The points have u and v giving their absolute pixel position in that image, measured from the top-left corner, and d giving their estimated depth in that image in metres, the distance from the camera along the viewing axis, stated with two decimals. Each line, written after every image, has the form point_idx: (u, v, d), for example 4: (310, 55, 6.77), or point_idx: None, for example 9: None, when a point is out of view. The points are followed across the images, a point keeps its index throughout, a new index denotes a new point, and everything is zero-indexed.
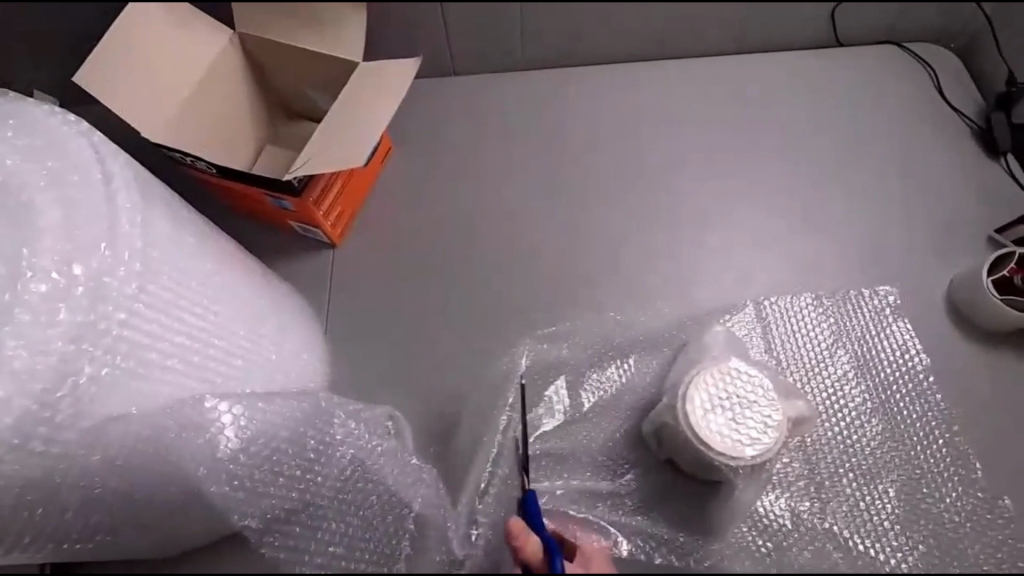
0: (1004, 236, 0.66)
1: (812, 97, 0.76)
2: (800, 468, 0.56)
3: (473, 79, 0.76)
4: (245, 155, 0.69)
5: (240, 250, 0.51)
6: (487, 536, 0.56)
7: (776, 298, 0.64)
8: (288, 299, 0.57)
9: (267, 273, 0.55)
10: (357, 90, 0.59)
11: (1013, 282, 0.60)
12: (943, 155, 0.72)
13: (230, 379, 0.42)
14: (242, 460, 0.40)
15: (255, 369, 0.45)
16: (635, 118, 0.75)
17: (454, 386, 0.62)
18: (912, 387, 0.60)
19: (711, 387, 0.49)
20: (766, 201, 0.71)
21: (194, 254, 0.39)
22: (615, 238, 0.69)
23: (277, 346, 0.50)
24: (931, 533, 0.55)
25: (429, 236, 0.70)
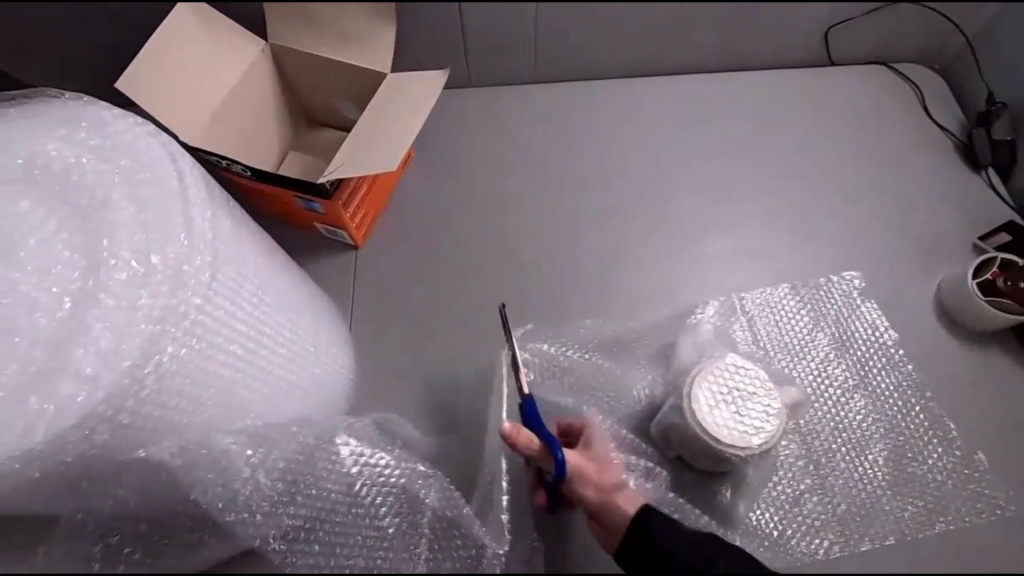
0: (986, 244, 0.71)
1: (806, 114, 0.81)
2: (798, 449, 0.60)
3: (488, 91, 0.81)
4: (271, 161, 0.73)
5: (279, 250, 0.53)
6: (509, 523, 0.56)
7: (754, 291, 0.69)
8: (320, 297, 0.59)
9: (301, 273, 0.58)
10: (384, 102, 0.63)
11: (996, 285, 0.64)
12: (929, 168, 0.78)
13: (275, 368, 0.45)
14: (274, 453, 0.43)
15: (295, 361, 0.48)
16: (642, 129, 0.80)
17: (474, 383, 0.66)
18: (886, 360, 0.65)
19: (712, 385, 0.53)
20: (765, 211, 0.75)
21: (249, 249, 0.42)
22: (624, 243, 0.73)
23: (314, 340, 0.53)
24: (920, 495, 0.59)
25: (447, 239, 0.73)
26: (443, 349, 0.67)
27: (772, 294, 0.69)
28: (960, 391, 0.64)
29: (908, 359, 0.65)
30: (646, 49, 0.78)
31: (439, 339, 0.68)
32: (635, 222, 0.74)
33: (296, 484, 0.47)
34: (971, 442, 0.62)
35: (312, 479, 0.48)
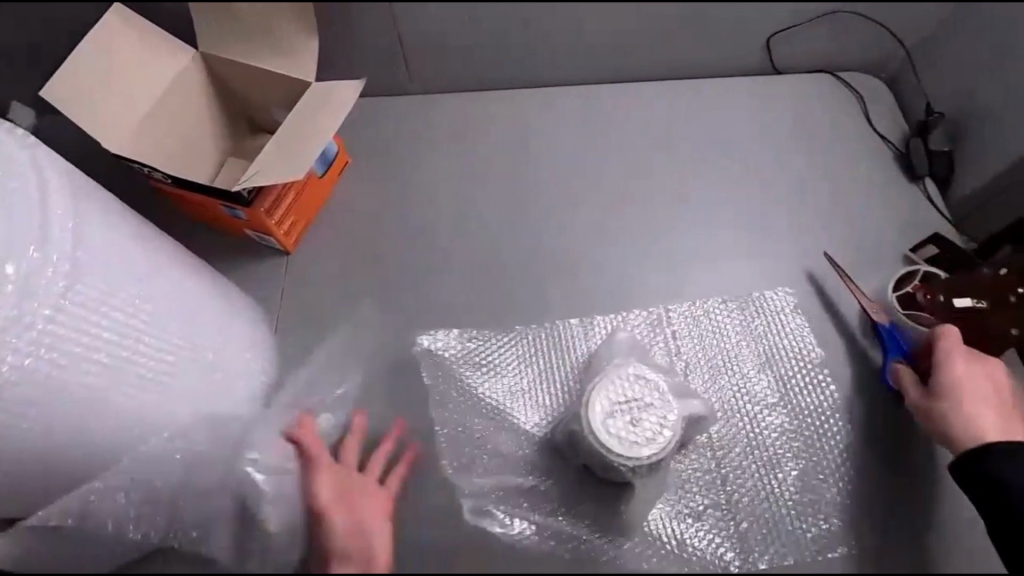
0: (918, 255, 0.70)
1: (746, 120, 0.80)
2: (708, 464, 0.60)
3: (431, 97, 0.81)
4: (208, 168, 0.73)
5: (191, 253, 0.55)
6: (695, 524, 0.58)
7: (683, 304, 0.68)
8: (238, 300, 0.61)
9: (212, 273, 0.58)
10: (304, 111, 0.63)
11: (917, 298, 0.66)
12: (868, 176, 0.77)
13: (156, 370, 0.46)
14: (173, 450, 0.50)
15: (184, 365, 0.49)
16: (582, 136, 0.80)
17: (392, 389, 0.66)
18: (809, 379, 0.64)
19: (609, 393, 0.53)
20: (700, 217, 0.74)
21: (135, 253, 0.44)
22: (557, 251, 0.73)
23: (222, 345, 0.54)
24: (826, 515, 0.58)
25: (377, 249, 0.74)
26: (366, 355, 0.67)
27: (698, 307, 0.68)
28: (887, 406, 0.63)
29: (830, 375, 0.64)
30: (588, 54, 0.78)
31: (362, 345, 0.68)
32: (568, 229, 0.74)
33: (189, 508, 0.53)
34: (893, 459, 0.60)
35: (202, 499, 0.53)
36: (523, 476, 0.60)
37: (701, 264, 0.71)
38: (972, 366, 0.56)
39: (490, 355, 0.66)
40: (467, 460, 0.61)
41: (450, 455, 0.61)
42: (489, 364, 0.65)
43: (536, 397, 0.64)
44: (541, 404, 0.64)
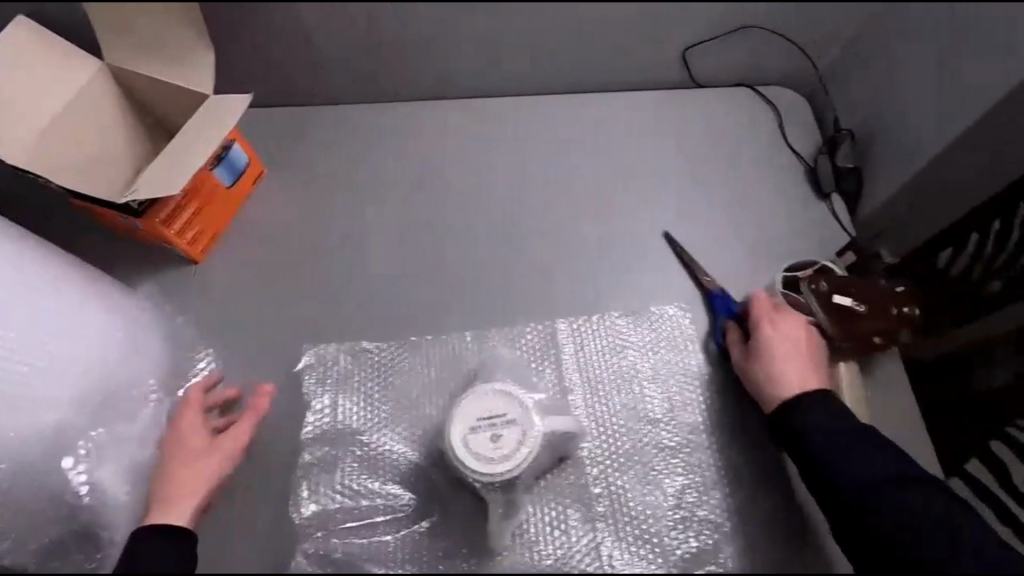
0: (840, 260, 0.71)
1: (666, 130, 0.79)
2: (585, 479, 0.60)
3: (350, 105, 0.79)
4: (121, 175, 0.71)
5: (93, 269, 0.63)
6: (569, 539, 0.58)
7: (580, 317, 0.68)
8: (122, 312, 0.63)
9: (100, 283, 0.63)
10: (196, 123, 0.64)
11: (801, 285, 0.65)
12: (781, 191, 0.76)
13: None
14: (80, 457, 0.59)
15: None
16: (500, 143, 0.78)
17: (282, 401, 0.65)
18: (695, 396, 0.65)
19: (471, 410, 0.53)
20: (609, 228, 0.74)
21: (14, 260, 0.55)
22: (466, 265, 0.72)
23: None
24: (696, 532, 0.59)
25: (282, 257, 0.73)
26: (261, 363, 0.67)
27: (594, 321, 0.68)
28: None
29: (719, 393, 0.65)
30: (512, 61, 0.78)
31: (259, 355, 0.68)
32: (481, 242, 0.73)
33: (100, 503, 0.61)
34: (776, 479, 0.61)
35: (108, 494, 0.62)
36: (376, 512, 0.60)
37: (608, 277, 0.71)
38: (781, 323, 0.61)
39: (384, 366, 0.65)
40: (317, 493, 0.61)
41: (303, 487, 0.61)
42: (378, 374, 0.65)
43: (420, 408, 0.64)
44: (424, 415, 0.63)
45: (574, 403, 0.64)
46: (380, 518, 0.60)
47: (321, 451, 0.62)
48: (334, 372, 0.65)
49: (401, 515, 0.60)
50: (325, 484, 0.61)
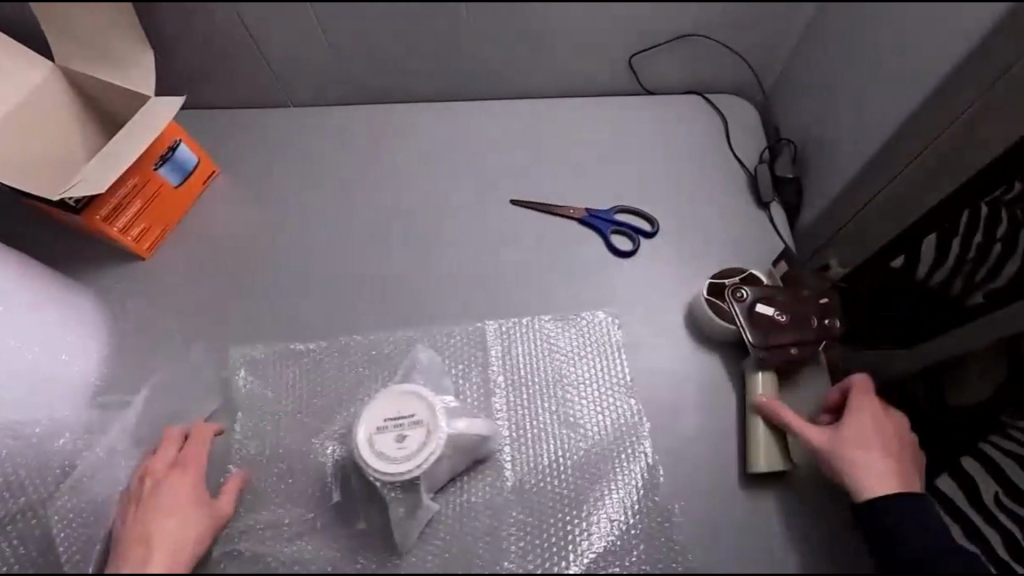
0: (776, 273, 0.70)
1: (612, 138, 0.81)
2: (504, 481, 0.61)
3: (308, 110, 0.82)
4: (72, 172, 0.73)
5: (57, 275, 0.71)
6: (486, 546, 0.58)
7: (513, 321, 0.69)
8: (83, 315, 0.70)
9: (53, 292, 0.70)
10: (135, 124, 0.66)
11: (723, 290, 0.66)
12: (723, 200, 0.77)
13: None
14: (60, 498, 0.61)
15: None
16: (449, 149, 0.79)
17: (216, 396, 0.66)
18: (620, 402, 0.65)
19: (379, 411, 0.54)
20: (549, 233, 0.74)
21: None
22: (398, 270, 0.72)
23: None
24: (608, 538, 0.59)
25: (223, 257, 0.74)
26: (198, 359, 0.68)
27: (527, 325, 0.69)
28: (697, 435, 0.63)
29: (643, 401, 0.65)
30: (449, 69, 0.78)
31: (193, 352, 0.68)
32: (416, 247, 0.73)
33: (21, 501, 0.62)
34: (694, 487, 0.61)
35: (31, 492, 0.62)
36: (287, 512, 0.61)
37: (541, 286, 0.71)
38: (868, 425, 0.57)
39: (318, 364, 0.67)
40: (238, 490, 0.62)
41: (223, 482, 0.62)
42: (306, 374, 0.67)
43: (346, 407, 0.65)
44: (348, 415, 0.65)
45: (497, 407, 0.65)
46: (291, 518, 0.60)
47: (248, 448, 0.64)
48: (269, 369, 0.67)
49: (312, 516, 0.60)
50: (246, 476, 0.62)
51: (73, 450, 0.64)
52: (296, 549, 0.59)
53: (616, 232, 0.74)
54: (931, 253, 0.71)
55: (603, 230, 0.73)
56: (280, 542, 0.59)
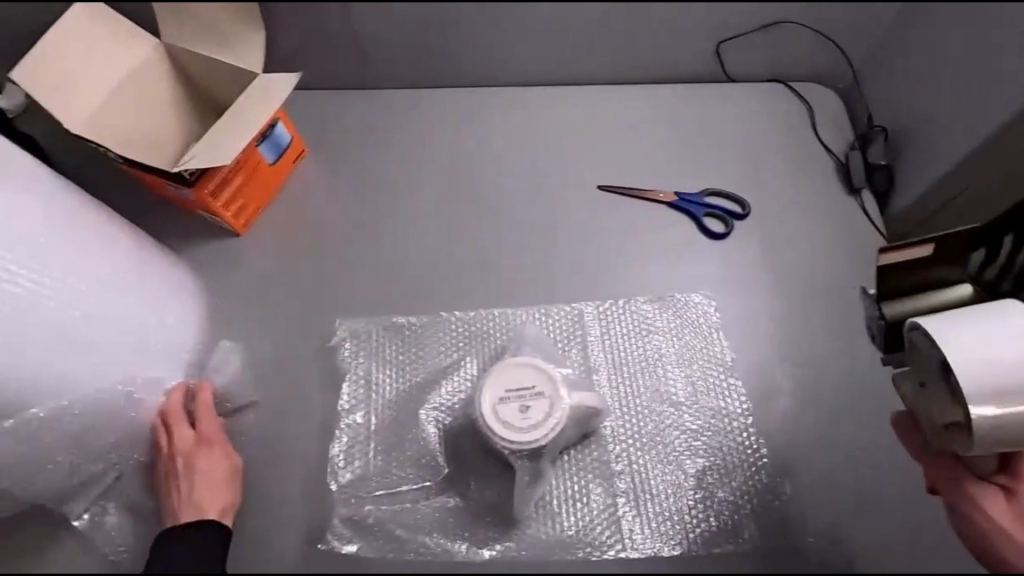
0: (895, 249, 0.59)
1: (698, 123, 0.81)
2: (612, 455, 0.62)
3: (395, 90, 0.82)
4: (174, 150, 0.75)
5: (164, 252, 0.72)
6: (603, 519, 0.59)
7: (609, 302, 0.70)
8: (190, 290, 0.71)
9: (159, 259, 0.62)
10: (245, 99, 0.67)
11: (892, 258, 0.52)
12: (814, 185, 0.77)
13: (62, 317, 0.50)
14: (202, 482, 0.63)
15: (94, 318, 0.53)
16: (538, 131, 0.80)
17: (320, 369, 0.66)
18: (719, 381, 0.66)
19: (500, 381, 0.55)
20: (642, 216, 0.75)
21: None
22: (495, 249, 0.73)
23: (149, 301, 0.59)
24: (715, 512, 0.60)
25: (319, 233, 0.75)
26: (300, 332, 0.68)
27: (623, 305, 0.70)
28: (800, 414, 0.64)
29: (745, 380, 0.66)
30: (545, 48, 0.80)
31: (294, 325, 0.69)
32: (512, 229, 0.74)
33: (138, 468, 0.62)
34: (800, 464, 0.62)
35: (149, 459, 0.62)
36: (404, 481, 0.60)
37: (635, 268, 0.72)
38: None
39: (417, 338, 0.67)
40: (355, 459, 0.61)
41: (338, 456, 0.61)
42: (406, 348, 0.67)
43: (449, 381, 0.65)
44: (452, 389, 0.65)
45: (598, 382, 0.66)
46: (408, 487, 0.60)
47: (357, 418, 0.63)
48: (369, 342, 0.67)
49: (429, 484, 0.60)
50: (352, 447, 0.61)
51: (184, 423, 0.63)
52: (417, 519, 0.59)
53: (709, 214, 0.75)
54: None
55: (695, 213, 0.74)
56: (399, 510, 0.59)
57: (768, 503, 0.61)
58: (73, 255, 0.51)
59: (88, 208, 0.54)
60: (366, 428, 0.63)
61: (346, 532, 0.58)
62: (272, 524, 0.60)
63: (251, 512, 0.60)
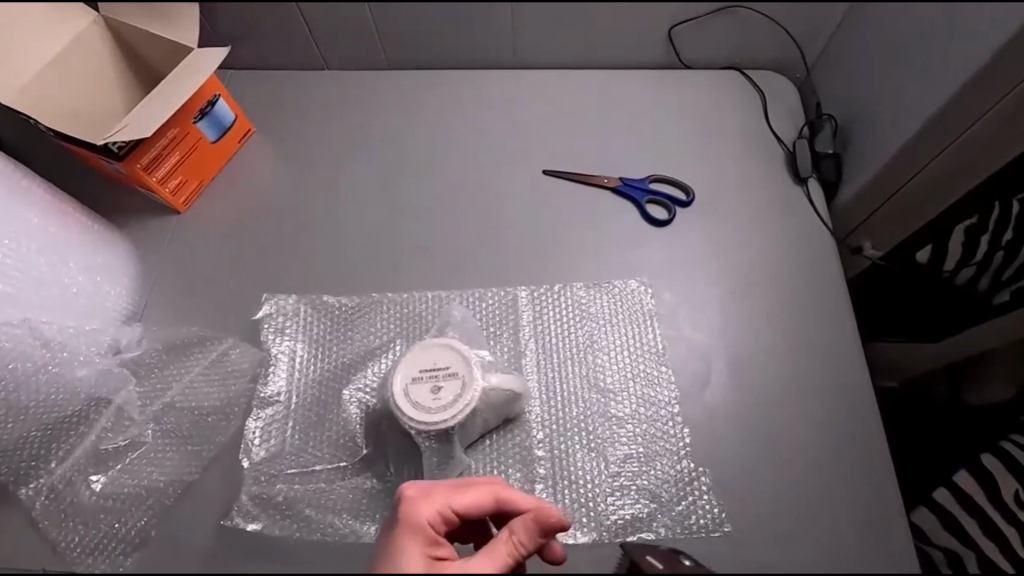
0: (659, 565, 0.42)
1: (649, 110, 0.80)
2: (534, 441, 0.61)
3: (345, 74, 0.83)
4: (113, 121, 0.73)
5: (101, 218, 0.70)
6: None
7: (547, 287, 0.69)
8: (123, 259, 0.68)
9: (84, 223, 0.63)
10: (179, 73, 0.66)
11: None
12: (762, 174, 0.76)
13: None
14: (114, 469, 0.59)
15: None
16: (485, 114, 0.80)
17: (246, 344, 0.64)
18: (651, 369, 0.65)
19: (415, 361, 0.55)
20: (587, 201, 0.74)
21: None
22: (434, 230, 0.72)
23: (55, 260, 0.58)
24: (634, 501, 0.59)
25: (258, 210, 0.73)
26: (227, 307, 0.67)
27: (560, 290, 0.69)
28: (730, 404, 0.63)
29: (677, 369, 0.65)
30: (493, 25, 0.78)
31: (225, 301, 0.67)
32: (455, 208, 0.73)
33: (55, 426, 0.59)
34: (726, 454, 0.61)
35: (74, 421, 0.60)
36: (319, 460, 0.59)
37: (575, 252, 0.71)
38: None
39: (346, 318, 0.66)
40: (271, 436, 0.60)
41: (254, 432, 0.60)
42: (335, 328, 0.66)
43: (377, 362, 0.64)
44: (378, 370, 0.64)
45: (527, 367, 0.65)
46: (323, 466, 0.59)
47: (278, 396, 0.62)
48: (294, 320, 0.66)
49: (344, 464, 0.59)
50: (270, 427, 0.60)
51: (114, 392, 0.61)
52: (330, 500, 0.57)
53: (652, 201, 0.74)
54: (957, 251, 0.74)
55: (637, 198, 0.73)
56: (313, 488, 0.58)
57: (691, 493, 0.59)
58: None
59: (6, 169, 0.55)
60: (286, 406, 0.61)
61: (253, 510, 0.56)
62: (180, 506, 0.57)
63: (161, 490, 0.57)
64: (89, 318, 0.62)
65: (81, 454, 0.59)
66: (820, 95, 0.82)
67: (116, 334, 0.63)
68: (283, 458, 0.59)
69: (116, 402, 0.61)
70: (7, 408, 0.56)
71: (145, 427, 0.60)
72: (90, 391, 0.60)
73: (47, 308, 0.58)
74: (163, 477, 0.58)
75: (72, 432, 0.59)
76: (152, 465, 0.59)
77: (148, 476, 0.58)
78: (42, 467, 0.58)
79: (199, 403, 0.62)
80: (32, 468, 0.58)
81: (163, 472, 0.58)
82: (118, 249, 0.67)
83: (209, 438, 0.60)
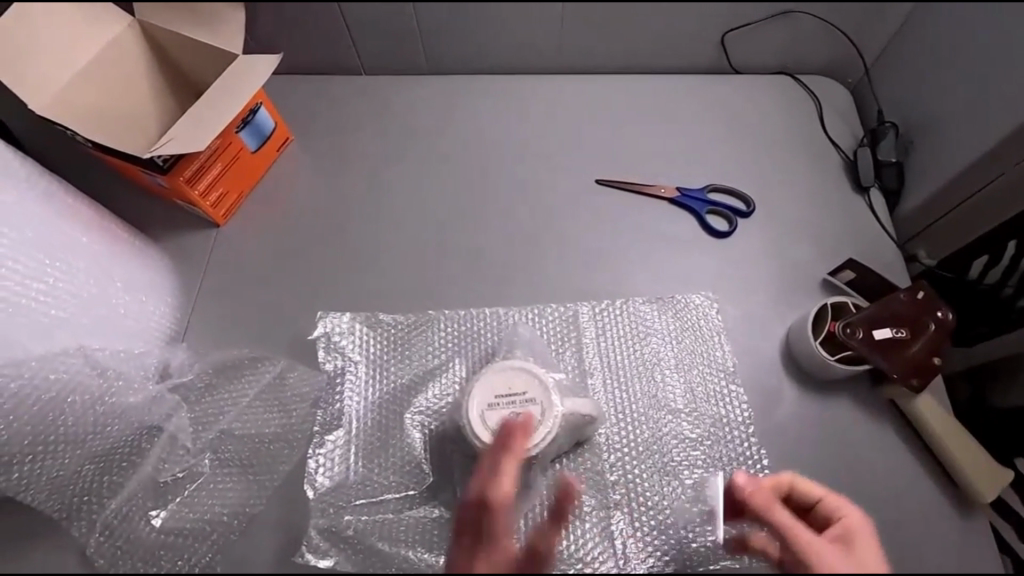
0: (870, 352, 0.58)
1: (702, 118, 0.78)
2: (605, 466, 0.58)
3: (383, 78, 0.79)
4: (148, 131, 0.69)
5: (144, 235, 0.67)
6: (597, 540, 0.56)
7: (609, 303, 0.66)
8: (167, 276, 0.65)
9: (127, 240, 0.60)
10: (225, 82, 0.63)
11: None
12: (821, 184, 0.74)
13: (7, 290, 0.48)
14: (172, 503, 0.56)
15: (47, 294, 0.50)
16: (533, 122, 0.77)
17: (299, 367, 0.61)
18: (720, 387, 0.63)
19: (489, 386, 0.52)
20: (645, 212, 0.71)
21: None
22: (489, 243, 0.69)
23: (104, 284, 0.55)
24: (714, 527, 0.57)
25: (303, 224, 0.70)
26: (277, 326, 0.64)
27: (621, 306, 0.66)
28: (806, 424, 0.61)
29: (749, 387, 0.63)
30: (541, 26, 0.74)
31: (273, 320, 0.64)
32: (509, 219, 0.71)
33: (108, 458, 0.56)
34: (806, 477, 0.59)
35: (126, 452, 0.57)
36: (386, 489, 0.56)
37: (637, 266, 0.69)
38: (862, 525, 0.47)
39: (402, 337, 0.63)
40: (334, 463, 0.57)
41: (316, 461, 0.57)
42: (392, 348, 0.63)
43: (437, 383, 0.61)
44: (439, 391, 0.61)
45: (593, 386, 0.62)
46: (391, 495, 0.56)
47: (336, 421, 0.59)
48: (347, 339, 0.63)
49: (413, 493, 0.56)
50: (331, 456, 0.58)
51: (165, 419, 0.58)
52: (401, 532, 0.55)
53: (712, 212, 0.72)
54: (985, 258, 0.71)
55: (695, 208, 0.71)
56: (382, 519, 0.55)
57: None
58: (29, 230, 0.49)
59: (49, 187, 0.52)
60: (347, 433, 0.59)
61: (322, 545, 0.54)
62: (246, 540, 0.54)
63: (225, 524, 0.55)
64: (138, 341, 0.59)
65: (137, 487, 0.56)
66: (874, 99, 0.80)
67: (165, 356, 0.60)
68: (347, 487, 0.56)
69: (168, 429, 0.58)
70: (64, 443, 0.54)
71: (200, 456, 0.58)
72: (141, 419, 0.57)
73: (98, 332, 0.55)
74: (227, 508, 0.55)
75: (125, 463, 0.56)
76: (213, 497, 0.56)
77: (209, 509, 0.55)
78: (96, 502, 0.55)
79: (255, 430, 0.59)
80: (85, 502, 0.55)
81: (224, 503, 0.56)
82: (162, 268, 0.64)
83: (269, 468, 0.57)
